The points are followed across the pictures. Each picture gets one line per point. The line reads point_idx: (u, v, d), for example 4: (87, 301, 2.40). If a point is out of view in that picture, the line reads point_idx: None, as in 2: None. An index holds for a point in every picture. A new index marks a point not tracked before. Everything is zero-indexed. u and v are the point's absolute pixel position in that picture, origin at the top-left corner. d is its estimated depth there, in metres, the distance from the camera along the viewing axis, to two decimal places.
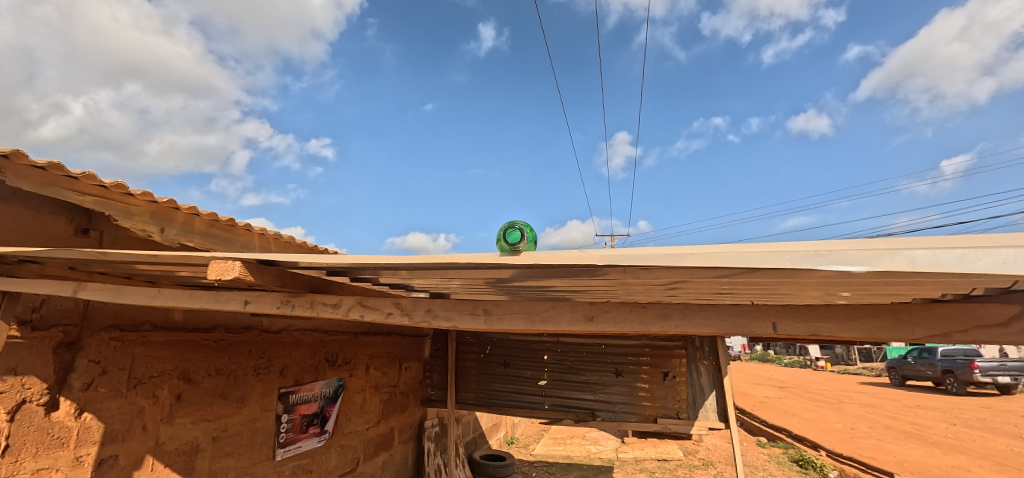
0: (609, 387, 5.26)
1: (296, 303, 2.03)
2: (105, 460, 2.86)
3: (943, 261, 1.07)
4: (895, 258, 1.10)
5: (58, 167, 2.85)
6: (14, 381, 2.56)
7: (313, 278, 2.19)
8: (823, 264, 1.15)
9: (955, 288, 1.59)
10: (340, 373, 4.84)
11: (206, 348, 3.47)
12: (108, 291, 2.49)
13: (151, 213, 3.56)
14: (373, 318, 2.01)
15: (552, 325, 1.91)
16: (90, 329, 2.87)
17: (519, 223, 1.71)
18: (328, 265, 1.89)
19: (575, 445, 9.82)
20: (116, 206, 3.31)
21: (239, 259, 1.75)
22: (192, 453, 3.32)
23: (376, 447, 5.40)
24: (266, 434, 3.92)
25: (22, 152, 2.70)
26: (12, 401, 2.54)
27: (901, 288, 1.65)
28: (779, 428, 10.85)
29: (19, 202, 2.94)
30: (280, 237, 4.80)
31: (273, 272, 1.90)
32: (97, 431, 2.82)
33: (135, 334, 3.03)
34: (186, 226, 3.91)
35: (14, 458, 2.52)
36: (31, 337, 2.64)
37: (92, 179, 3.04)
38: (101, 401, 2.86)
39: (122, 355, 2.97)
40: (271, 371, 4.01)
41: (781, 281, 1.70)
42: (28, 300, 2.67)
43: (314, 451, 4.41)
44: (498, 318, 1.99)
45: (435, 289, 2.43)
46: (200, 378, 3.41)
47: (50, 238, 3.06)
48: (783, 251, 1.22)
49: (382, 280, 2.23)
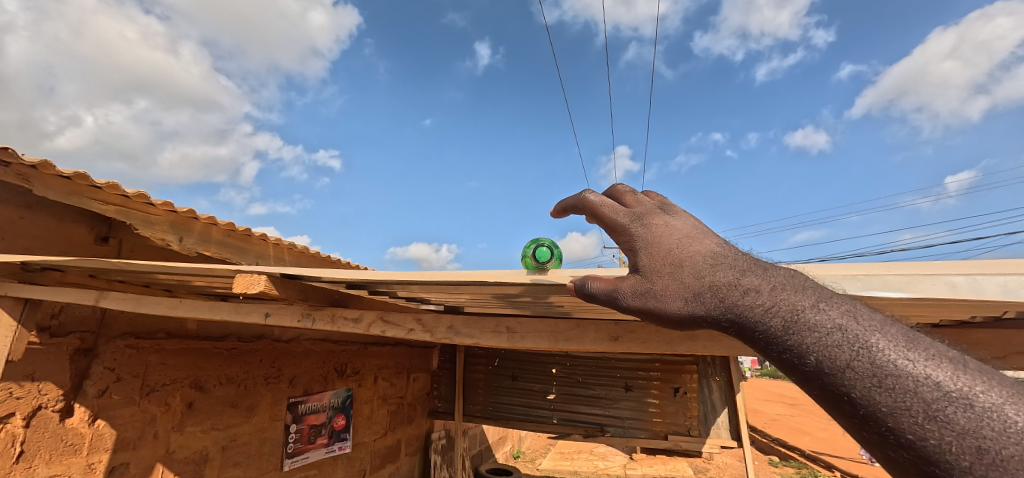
0: (619, 402, 5.21)
1: (316, 317, 2.05)
2: (116, 467, 2.87)
3: (985, 287, 1.03)
4: (935, 284, 1.06)
5: (84, 177, 2.91)
6: (31, 387, 2.56)
7: (333, 292, 2.18)
8: (860, 289, 1.11)
9: (987, 312, 1.56)
10: (349, 383, 4.84)
11: (218, 356, 3.49)
12: (128, 301, 2.49)
13: (170, 222, 3.61)
14: (393, 334, 2.00)
15: (576, 345, 1.88)
16: (107, 336, 2.89)
17: (545, 240, 1.69)
18: (349, 279, 1.90)
19: (583, 461, 9.71)
20: (138, 214, 3.36)
21: (264, 273, 1.76)
22: (202, 461, 3.33)
23: (382, 459, 5.35)
24: (274, 443, 3.91)
25: (49, 162, 2.75)
26: (28, 407, 2.54)
27: (929, 311, 1.61)
28: (791, 447, 10.60)
29: (43, 210, 3.01)
30: (294, 247, 4.82)
31: (296, 285, 1.90)
32: (109, 438, 2.84)
33: (149, 341, 3.06)
34: (204, 234, 3.95)
35: (27, 464, 2.52)
36: (50, 343, 2.65)
37: (116, 189, 3.09)
38: (114, 408, 2.88)
39: (137, 363, 3.00)
40: (282, 380, 4.03)
41: None
42: (47, 306, 2.67)
43: (321, 462, 4.40)
44: (520, 336, 1.96)
45: (450, 304, 2.43)
46: (211, 386, 3.43)
47: (71, 245, 3.13)
48: (820, 275, 1.19)
49: (399, 294, 2.23)
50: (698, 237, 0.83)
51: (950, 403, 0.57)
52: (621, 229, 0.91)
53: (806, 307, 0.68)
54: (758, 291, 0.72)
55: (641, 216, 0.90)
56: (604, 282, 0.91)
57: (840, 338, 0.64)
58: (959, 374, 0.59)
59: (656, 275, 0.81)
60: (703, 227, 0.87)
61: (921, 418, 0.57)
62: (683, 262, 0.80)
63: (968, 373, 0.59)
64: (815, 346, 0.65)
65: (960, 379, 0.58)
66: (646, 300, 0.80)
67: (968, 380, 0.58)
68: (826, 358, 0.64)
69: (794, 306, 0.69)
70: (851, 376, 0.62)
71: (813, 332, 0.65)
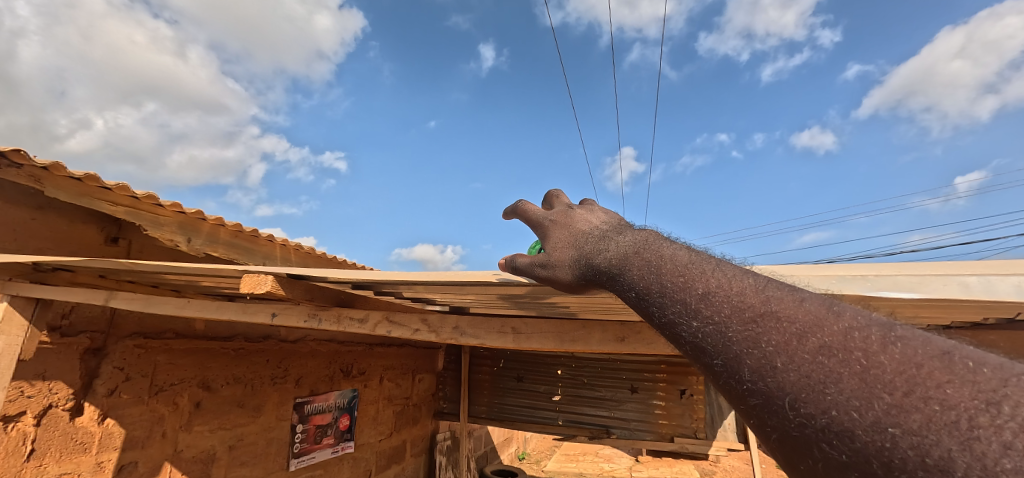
0: (624, 404, 5.18)
1: (323, 317, 2.06)
2: (125, 466, 2.90)
3: (1000, 288, 1.00)
4: (948, 284, 1.02)
5: (94, 178, 2.93)
6: (42, 386, 2.59)
7: (339, 292, 2.19)
8: (869, 290, 1.08)
9: (1000, 314, 1.53)
10: (355, 384, 4.85)
11: (225, 356, 3.52)
12: (137, 301, 2.51)
13: (178, 223, 3.63)
14: (399, 334, 2.00)
15: (583, 345, 1.87)
16: (116, 336, 2.92)
17: None
18: (355, 280, 1.90)
19: (588, 462, 9.68)
20: (146, 215, 3.39)
21: (271, 273, 1.77)
22: (209, 461, 3.35)
23: (387, 459, 5.36)
24: (280, 443, 3.93)
25: (60, 164, 2.78)
26: (39, 406, 2.57)
27: (942, 313, 1.59)
28: None
29: (54, 212, 3.05)
30: (301, 247, 4.84)
31: (303, 285, 1.91)
32: (118, 437, 2.87)
33: (158, 341, 3.08)
34: (212, 235, 3.97)
35: (38, 462, 2.55)
36: (60, 343, 2.68)
37: (125, 190, 3.12)
38: (123, 408, 2.90)
39: (145, 362, 3.03)
40: (289, 380, 4.05)
41: None
42: (58, 307, 2.70)
43: (327, 462, 4.41)
44: (526, 336, 1.95)
45: (456, 304, 2.43)
46: (219, 386, 3.45)
47: (81, 246, 3.17)
48: (828, 276, 1.17)
49: (405, 294, 2.23)
50: (595, 224, 1.04)
51: (775, 328, 0.56)
52: (540, 224, 1.18)
53: (666, 260, 0.74)
54: (635, 255, 0.81)
55: (554, 217, 1.16)
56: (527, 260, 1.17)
57: (669, 276, 0.70)
58: (766, 297, 0.60)
59: (554, 251, 1.07)
60: (605, 218, 1.08)
61: (744, 343, 0.57)
62: (578, 241, 1.04)
63: (781, 297, 0.59)
64: (665, 289, 0.69)
65: (792, 307, 0.57)
66: (546, 270, 1.07)
67: (779, 301, 0.59)
68: (643, 288, 0.74)
69: (628, 253, 0.83)
70: (688, 313, 0.65)
71: (637, 269, 0.77)
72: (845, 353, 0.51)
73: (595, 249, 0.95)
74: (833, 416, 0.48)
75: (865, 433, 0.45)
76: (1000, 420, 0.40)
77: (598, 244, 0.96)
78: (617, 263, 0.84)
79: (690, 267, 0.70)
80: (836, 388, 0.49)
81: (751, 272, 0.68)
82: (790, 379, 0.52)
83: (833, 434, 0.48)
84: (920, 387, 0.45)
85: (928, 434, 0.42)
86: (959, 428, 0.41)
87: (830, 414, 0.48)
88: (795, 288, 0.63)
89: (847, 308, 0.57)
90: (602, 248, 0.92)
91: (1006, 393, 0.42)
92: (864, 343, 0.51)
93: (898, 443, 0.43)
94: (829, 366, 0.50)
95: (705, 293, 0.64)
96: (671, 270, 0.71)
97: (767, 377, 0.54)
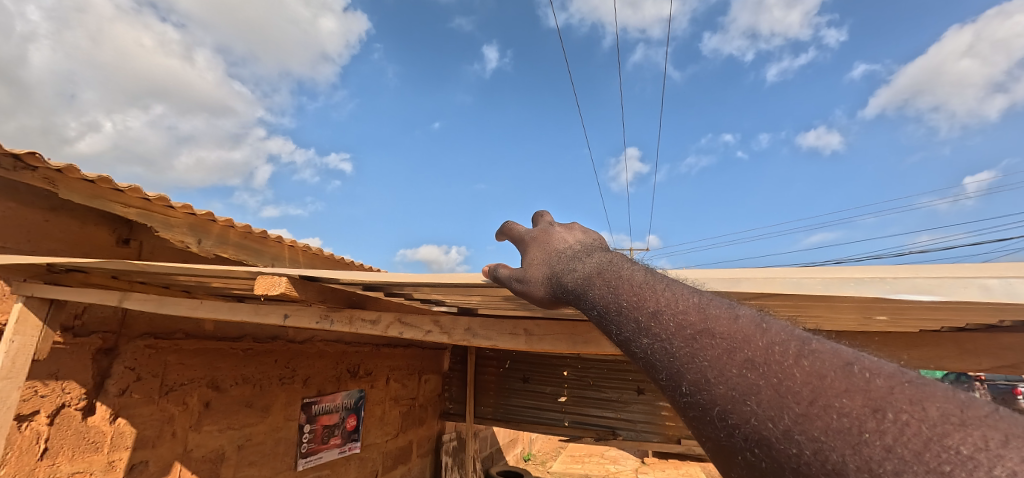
0: (631, 405, 5.18)
1: (334, 318, 2.08)
2: (136, 465, 2.93)
3: (1020, 290, 0.99)
4: (967, 287, 1.02)
5: (107, 180, 2.97)
6: (55, 386, 2.62)
7: (350, 293, 2.20)
8: (888, 292, 1.08)
9: (1016, 317, 1.53)
10: (362, 384, 4.87)
11: (234, 357, 3.54)
12: (149, 302, 2.54)
13: (189, 224, 3.67)
14: (410, 335, 2.01)
15: (595, 347, 1.87)
16: (127, 336, 2.95)
17: None
18: (366, 281, 1.91)
19: (594, 464, 9.66)
20: (157, 217, 3.42)
21: (284, 275, 1.79)
22: (218, 460, 3.38)
23: (394, 460, 5.37)
24: (288, 443, 3.95)
25: (74, 167, 2.81)
26: (52, 405, 2.60)
27: (956, 316, 1.59)
28: None
29: (67, 213, 3.09)
30: (309, 248, 4.87)
31: (314, 286, 1.92)
32: (129, 436, 2.90)
33: (168, 341, 3.11)
34: (221, 236, 4.01)
35: (51, 461, 2.59)
36: (73, 343, 2.71)
37: (137, 192, 3.15)
38: (134, 407, 2.93)
39: (156, 362, 3.06)
40: (296, 380, 4.07)
41: (829, 305, 1.64)
42: (71, 307, 2.73)
43: (334, 462, 4.43)
44: (537, 338, 1.95)
45: (464, 305, 2.44)
46: (228, 386, 3.48)
47: (93, 247, 3.21)
48: (846, 278, 1.17)
49: (414, 295, 2.24)
50: (569, 242, 1.10)
51: (708, 343, 0.59)
52: (521, 240, 1.23)
53: (625, 282, 0.78)
54: (600, 276, 0.85)
55: (535, 234, 1.20)
56: (507, 271, 1.22)
57: (626, 297, 0.74)
58: (706, 313, 0.63)
59: (530, 267, 1.12)
60: (581, 234, 1.13)
61: (683, 356, 0.60)
62: (550, 258, 1.09)
63: (720, 314, 0.62)
64: (622, 309, 0.73)
65: (725, 321, 0.60)
66: (524, 285, 1.11)
67: (716, 318, 0.61)
68: (605, 307, 0.78)
69: (597, 275, 0.87)
70: (638, 330, 0.68)
71: (602, 290, 0.82)
72: (766, 366, 0.53)
73: (565, 267, 1.00)
74: (753, 426, 0.51)
75: (779, 441, 0.48)
76: (885, 426, 0.43)
77: (569, 262, 1.00)
78: (584, 284, 0.88)
79: (645, 287, 0.74)
80: (755, 400, 0.51)
81: (701, 292, 0.72)
82: (719, 391, 0.55)
83: (754, 442, 0.51)
84: (825, 395, 0.48)
85: (827, 441, 0.45)
86: (853, 434, 0.44)
87: (751, 424, 0.51)
88: (739, 306, 0.66)
89: (774, 323, 0.60)
90: (574, 267, 0.97)
91: (893, 399, 0.45)
92: (782, 355, 0.54)
93: (803, 449, 0.46)
94: (752, 379, 0.53)
95: (655, 311, 0.68)
96: (629, 291, 0.75)
97: (700, 390, 0.56)
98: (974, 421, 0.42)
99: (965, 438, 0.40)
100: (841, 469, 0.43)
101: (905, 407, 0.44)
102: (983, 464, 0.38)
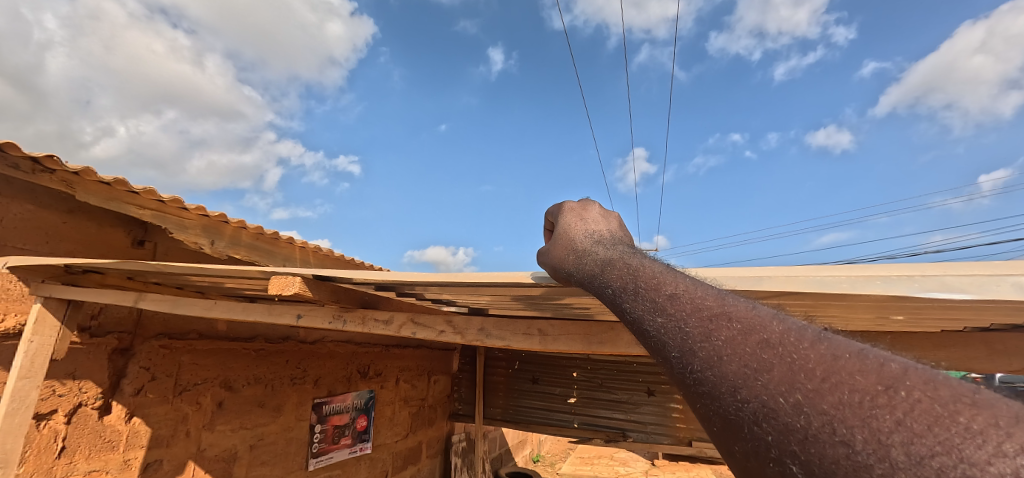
0: (641, 407, 5.14)
1: (347, 319, 2.08)
2: (151, 464, 2.97)
3: None
4: (1000, 285, 0.98)
5: (122, 183, 3.01)
6: (72, 385, 2.66)
7: (362, 293, 2.20)
8: (917, 290, 1.05)
9: None
10: (372, 385, 4.88)
11: (246, 356, 3.57)
12: (164, 302, 2.56)
13: (203, 226, 3.70)
14: (423, 335, 2.00)
15: (610, 347, 1.85)
16: (142, 337, 2.98)
17: None
18: (378, 281, 1.91)
19: (604, 466, 9.61)
20: (172, 219, 3.46)
21: (298, 275, 1.79)
22: (231, 460, 3.40)
23: (404, 460, 5.38)
24: (299, 443, 3.97)
25: (90, 169, 2.85)
26: (69, 404, 2.64)
27: (983, 317, 1.54)
28: None
29: (84, 215, 3.14)
30: (319, 250, 4.90)
31: (328, 287, 1.93)
32: (144, 435, 2.93)
33: (182, 341, 3.14)
34: (234, 238, 4.04)
35: (69, 460, 2.62)
36: (90, 343, 2.75)
37: (152, 194, 3.19)
38: (149, 407, 2.97)
39: (170, 362, 3.09)
40: (308, 381, 4.09)
41: (850, 305, 1.61)
42: (88, 308, 2.76)
43: (345, 462, 4.45)
44: (552, 338, 1.94)
45: (476, 305, 2.43)
46: (240, 386, 3.50)
47: (109, 248, 3.25)
48: (872, 277, 1.14)
49: (426, 295, 2.23)
50: (600, 226, 1.10)
51: (724, 325, 0.57)
52: (560, 212, 1.27)
53: (646, 269, 0.78)
54: (622, 263, 0.85)
55: (575, 207, 1.22)
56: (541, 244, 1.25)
57: (646, 281, 0.73)
58: (726, 302, 0.61)
59: (556, 243, 1.13)
60: (615, 225, 1.13)
61: (697, 336, 0.58)
62: (577, 235, 1.09)
63: (741, 305, 0.61)
64: (640, 292, 0.72)
65: (744, 309, 0.59)
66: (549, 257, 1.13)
67: (737, 307, 0.60)
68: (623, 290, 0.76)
69: (618, 262, 0.86)
70: (655, 311, 0.66)
71: (621, 276, 0.80)
72: (781, 348, 0.51)
73: (588, 249, 1.00)
74: (762, 400, 0.47)
75: (786, 413, 0.45)
76: (896, 401, 0.41)
77: (593, 246, 1.00)
78: (604, 267, 0.88)
79: (667, 276, 0.73)
80: (767, 375, 0.49)
81: (718, 287, 0.70)
82: (731, 369, 0.52)
83: (760, 416, 0.47)
84: (837, 373, 0.46)
85: (836, 413, 0.42)
86: (862, 406, 0.41)
87: (759, 397, 0.47)
88: (760, 303, 0.64)
89: (792, 316, 0.58)
90: (597, 250, 0.96)
91: (906, 379, 0.43)
92: (799, 340, 0.52)
93: (810, 420, 0.43)
94: (765, 358, 0.51)
95: (674, 295, 0.66)
96: (650, 277, 0.74)
97: (710, 367, 0.54)
98: (985, 402, 0.40)
99: (974, 415, 0.38)
100: (850, 439, 0.40)
101: (918, 385, 0.42)
102: (991, 437, 0.35)
